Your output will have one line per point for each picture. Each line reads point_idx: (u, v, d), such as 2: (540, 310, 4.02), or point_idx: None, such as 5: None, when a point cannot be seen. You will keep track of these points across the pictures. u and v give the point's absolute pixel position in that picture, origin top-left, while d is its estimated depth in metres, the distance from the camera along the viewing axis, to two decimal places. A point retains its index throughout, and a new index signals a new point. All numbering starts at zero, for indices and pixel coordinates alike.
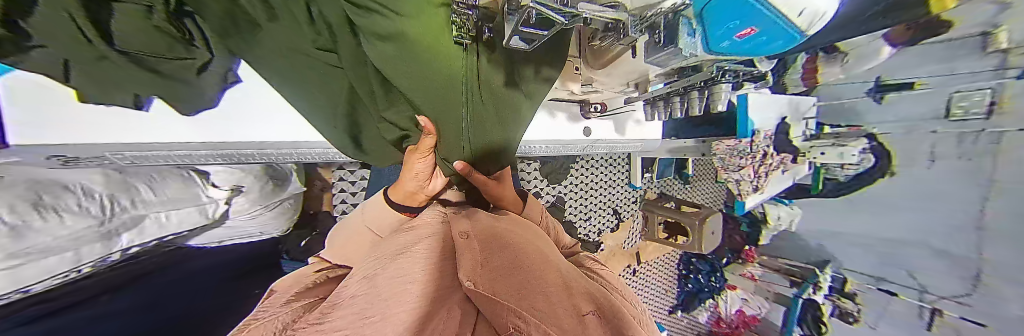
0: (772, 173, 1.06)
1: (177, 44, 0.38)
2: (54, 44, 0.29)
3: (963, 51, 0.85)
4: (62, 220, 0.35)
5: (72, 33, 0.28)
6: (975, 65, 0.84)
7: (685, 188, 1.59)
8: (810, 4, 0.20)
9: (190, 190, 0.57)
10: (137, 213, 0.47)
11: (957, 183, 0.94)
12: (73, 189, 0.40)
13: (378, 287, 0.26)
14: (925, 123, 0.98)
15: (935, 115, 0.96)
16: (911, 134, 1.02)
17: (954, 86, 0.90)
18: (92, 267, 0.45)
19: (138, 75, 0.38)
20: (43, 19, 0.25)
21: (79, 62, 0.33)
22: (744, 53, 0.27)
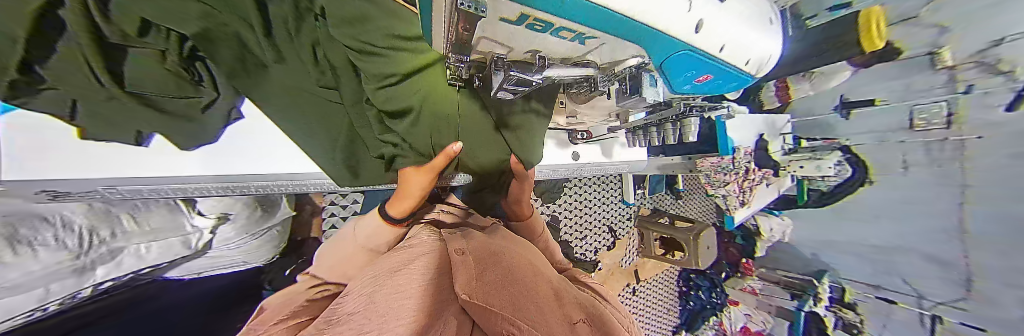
0: (756, 188, 1.10)
1: (187, 85, 0.41)
2: (63, 86, 0.33)
3: (916, 69, 0.91)
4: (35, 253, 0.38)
5: (85, 75, 0.33)
6: (928, 80, 0.89)
7: (677, 203, 1.62)
8: (752, 56, 0.23)
9: (176, 220, 0.57)
10: (115, 246, 0.48)
11: (933, 189, 0.94)
12: (54, 221, 0.42)
13: (377, 303, 0.27)
14: (893, 134, 1.00)
15: (900, 126, 0.98)
16: (883, 144, 1.03)
17: (910, 101, 0.94)
18: (58, 304, 0.46)
19: (144, 112, 0.41)
20: (58, 63, 0.30)
21: (83, 97, 0.36)
22: (705, 92, 0.31)
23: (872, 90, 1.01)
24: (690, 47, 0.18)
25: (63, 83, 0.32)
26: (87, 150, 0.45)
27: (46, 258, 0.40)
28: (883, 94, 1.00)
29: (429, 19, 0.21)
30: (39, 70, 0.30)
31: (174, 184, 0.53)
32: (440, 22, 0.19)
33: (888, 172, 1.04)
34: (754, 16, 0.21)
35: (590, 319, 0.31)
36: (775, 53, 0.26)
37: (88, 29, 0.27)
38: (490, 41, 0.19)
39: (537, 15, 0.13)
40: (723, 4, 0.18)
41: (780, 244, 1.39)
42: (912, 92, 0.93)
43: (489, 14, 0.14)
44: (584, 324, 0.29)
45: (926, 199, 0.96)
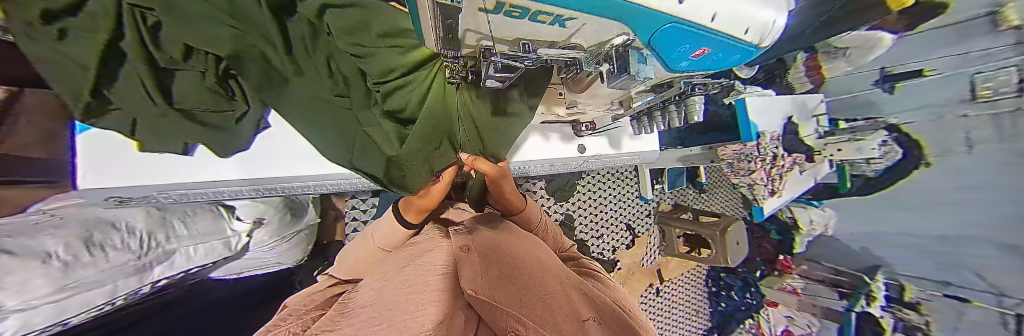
0: (786, 175, 1.02)
1: (222, 101, 0.46)
2: (120, 95, 0.39)
3: (971, 33, 0.74)
4: (104, 255, 0.39)
5: (142, 95, 0.39)
6: (989, 44, 0.73)
7: (700, 197, 1.53)
8: (752, 23, 0.22)
9: (218, 225, 0.62)
10: (169, 248, 0.51)
11: (1006, 166, 0.77)
12: (119, 226, 0.45)
13: (384, 298, 0.29)
14: (952, 108, 0.84)
15: (960, 98, 0.82)
16: (940, 123, 0.87)
17: (972, 67, 0.78)
18: (126, 299, 0.48)
19: (188, 127, 0.46)
20: (122, 86, 0.38)
21: (140, 114, 0.42)
22: (710, 68, 0.29)
23: (921, 59, 0.85)
24: (676, 19, 0.18)
25: (122, 99, 0.40)
26: (135, 160, 0.55)
27: (116, 257, 0.41)
28: (935, 63, 0.84)
29: (418, 19, 0.22)
30: (106, 92, 0.38)
31: (217, 185, 0.60)
32: (426, 22, 0.21)
33: (949, 154, 0.87)
34: None
35: (601, 320, 0.29)
36: (779, 21, 0.25)
37: (142, 55, 0.34)
38: (475, 33, 0.20)
39: (507, 2, 0.14)
40: None
41: (821, 239, 1.24)
42: (974, 58, 0.77)
43: (465, 5, 0.15)
44: (592, 320, 0.28)
45: (994, 181, 0.80)
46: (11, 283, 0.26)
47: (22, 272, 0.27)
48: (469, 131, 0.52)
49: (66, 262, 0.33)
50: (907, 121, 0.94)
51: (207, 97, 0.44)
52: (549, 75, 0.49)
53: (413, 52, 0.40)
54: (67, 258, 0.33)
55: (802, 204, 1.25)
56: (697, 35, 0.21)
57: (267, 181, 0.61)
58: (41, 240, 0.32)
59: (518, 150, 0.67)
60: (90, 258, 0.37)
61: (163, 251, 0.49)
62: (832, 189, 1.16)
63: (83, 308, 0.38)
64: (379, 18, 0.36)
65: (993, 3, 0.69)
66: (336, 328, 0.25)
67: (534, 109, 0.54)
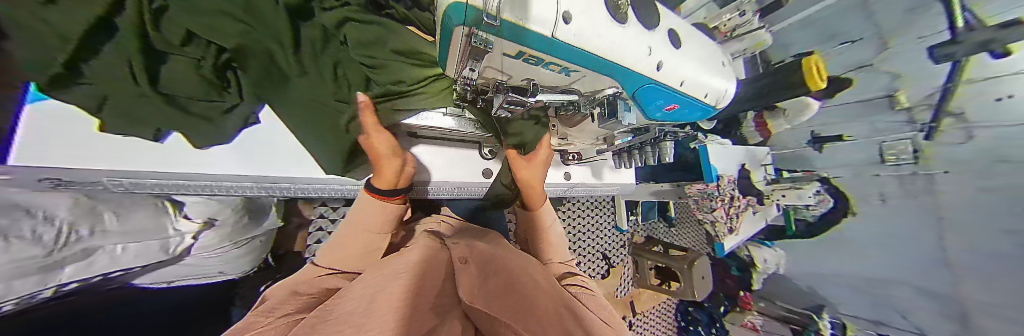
0: (743, 214, 1.16)
1: (216, 92, 0.43)
2: (97, 70, 0.33)
3: (877, 110, 0.98)
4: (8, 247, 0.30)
5: (124, 71, 0.34)
6: (890, 120, 0.97)
7: (670, 231, 1.64)
8: (710, 89, 0.28)
9: (160, 221, 0.54)
10: (90, 245, 0.42)
11: (913, 219, 0.96)
12: (35, 212, 0.36)
13: (364, 296, 0.27)
14: (871, 167, 1.05)
15: (873, 160, 1.04)
16: (861, 177, 1.08)
17: (879, 137, 1.01)
18: (17, 305, 0.38)
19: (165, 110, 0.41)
20: (101, 64, 0.33)
21: (114, 89, 0.37)
22: (676, 120, 0.34)
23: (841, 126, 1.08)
24: (652, 79, 0.23)
25: (99, 71, 0.33)
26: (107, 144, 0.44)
27: (21, 252, 0.32)
28: (851, 130, 1.06)
29: (444, 52, 0.25)
30: (84, 67, 0.32)
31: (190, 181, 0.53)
32: (452, 55, 0.24)
33: (868, 204, 1.07)
34: (702, 62, 0.27)
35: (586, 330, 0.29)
36: (729, 90, 0.31)
37: (137, 35, 0.31)
38: (494, 70, 0.23)
39: (527, 53, 0.18)
40: (676, 50, 0.24)
41: (776, 277, 1.36)
42: (880, 129, 1.00)
43: (493, 50, 0.19)
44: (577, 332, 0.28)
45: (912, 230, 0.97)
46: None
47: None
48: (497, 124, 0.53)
49: None
50: (836, 176, 1.14)
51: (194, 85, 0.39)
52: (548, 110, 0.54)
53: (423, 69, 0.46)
54: None
55: (757, 243, 1.40)
56: (667, 93, 0.26)
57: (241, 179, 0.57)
58: None
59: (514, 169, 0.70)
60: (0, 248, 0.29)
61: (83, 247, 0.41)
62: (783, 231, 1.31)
63: None
64: (394, 37, 0.43)
65: (888, 88, 0.94)
66: (322, 326, 0.22)
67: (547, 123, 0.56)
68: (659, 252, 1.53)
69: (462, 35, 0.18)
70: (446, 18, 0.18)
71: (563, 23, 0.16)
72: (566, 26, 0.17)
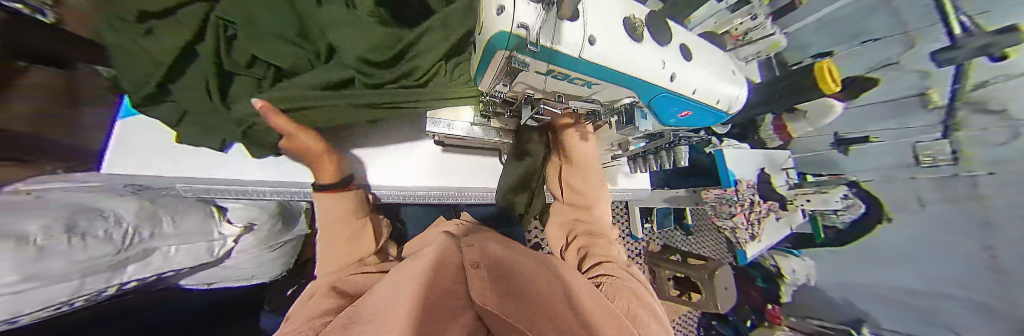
0: (764, 220, 1.14)
1: (270, 105, 0.47)
2: (179, 86, 0.41)
3: (910, 109, 0.92)
4: (83, 245, 0.33)
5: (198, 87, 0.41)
6: (924, 119, 0.92)
7: (687, 239, 1.59)
8: (722, 97, 0.30)
9: (206, 226, 0.56)
10: (149, 246, 0.44)
11: (964, 225, 0.91)
12: (107, 215, 0.39)
13: (381, 302, 0.29)
14: (903, 170, 1.02)
15: (906, 163, 1.00)
16: (894, 181, 1.04)
17: (913, 137, 0.96)
18: (86, 301, 0.41)
19: (230, 120, 0.46)
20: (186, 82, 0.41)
21: (193, 107, 0.44)
22: (690, 125, 0.36)
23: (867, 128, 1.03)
24: (668, 89, 0.25)
25: (181, 90, 0.41)
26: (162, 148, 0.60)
27: (95, 250, 0.35)
28: (879, 132, 1.01)
29: (480, 73, 0.28)
30: (174, 85, 0.41)
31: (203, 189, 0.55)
32: (489, 75, 0.27)
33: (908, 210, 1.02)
34: (714, 72, 0.29)
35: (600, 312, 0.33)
36: (741, 96, 0.32)
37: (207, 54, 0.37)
38: (525, 86, 0.26)
39: (557, 71, 0.21)
40: (689, 63, 0.26)
41: (807, 288, 1.29)
42: (913, 131, 0.95)
43: (527, 69, 0.22)
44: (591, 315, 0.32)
45: (967, 237, 0.90)
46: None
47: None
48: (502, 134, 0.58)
49: (43, 248, 0.28)
50: (867, 179, 1.10)
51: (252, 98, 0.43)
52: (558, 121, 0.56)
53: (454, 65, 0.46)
54: (44, 243, 0.29)
55: (783, 252, 1.36)
56: (682, 101, 0.28)
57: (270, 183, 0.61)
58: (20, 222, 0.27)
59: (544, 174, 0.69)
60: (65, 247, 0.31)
61: (143, 248, 0.44)
62: (813, 239, 1.25)
63: (41, 306, 0.33)
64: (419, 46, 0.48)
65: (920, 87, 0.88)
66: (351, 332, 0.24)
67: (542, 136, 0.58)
68: (677, 261, 1.48)
69: (504, 59, 0.21)
70: (489, 46, 0.21)
71: (589, 44, 0.19)
72: (592, 47, 0.20)
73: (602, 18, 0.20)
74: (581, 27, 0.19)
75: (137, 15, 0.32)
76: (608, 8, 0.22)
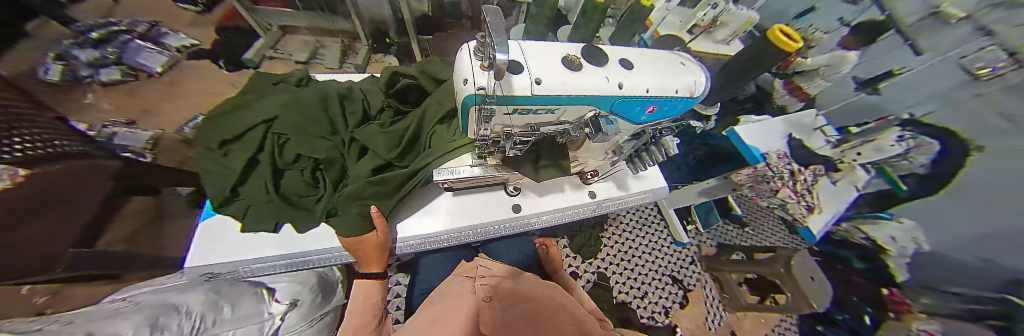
0: (815, 187, 1.07)
1: (311, 187, 0.52)
2: (243, 189, 0.49)
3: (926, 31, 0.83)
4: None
5: (259, 186, 0.49)
6: (950, 35, 0.79)
7: (744, 233, 1.51)
8: (678, 87, 0.33)
9: (257, 307, 0.62)
10: (210, 333, 0.49)
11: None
12: (179, 310, 0.48)
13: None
14: (964, 91, 0.78)
15: (966, 79, 0.77)
16: (954, 105, 0.80)
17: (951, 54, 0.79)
18: None
19: (275, 204, 0.48)
20: (249, 185, 0.50)
21: (253, 203, 0.48)
22: (666, 116, 0.38)
23: (885, 64, 0.95)
24: (622, 95, 0.29)
25: (245, 191, 0.49)
26: (237, 237, 0.48)
27: None
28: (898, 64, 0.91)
29: (465, 127, 0.34)
30: (240, 189, 0.49)
31: (239, 268, 0.48)
32: (474, 127, 0.32)
33: (994, 130, 0.73)
34: (662, 70, 0.33)
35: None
36: (698, 80, 0.34)
37: (269, 158, 0.51)
38: (504, 126, 0.32)
39: (520, 108, 0.27)
40: (631, 70, 0.30)
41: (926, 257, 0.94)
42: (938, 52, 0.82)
43: (498, 113, 0.28)
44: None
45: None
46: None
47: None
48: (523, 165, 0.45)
49: None
50: (928, 112, 0.86)
51: (303, 186, 0.51)
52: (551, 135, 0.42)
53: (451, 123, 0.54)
54: None
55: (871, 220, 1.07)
56: (644, 100, 0.31)
57: (307, 254, 0.49)
58: (117, 327, 0.37)
59: (546, 191, 0.65)
60: None
61: None
62: (897, 196, 0.98)
63: None
64: (421, 111, 0.55)
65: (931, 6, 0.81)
66: None
67: (563, 145, 0.45)
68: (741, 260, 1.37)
69: (478, 111, 0.27)
70: (464, 106, 0.28)
71: (537, 84, 0.25)
72: (539, 85, 0.25)
73: (542, 64, 0.27)
74: (527, 74, 0.25)
75: (222, 140, 0.52)
76: (548, 56, 0.28)
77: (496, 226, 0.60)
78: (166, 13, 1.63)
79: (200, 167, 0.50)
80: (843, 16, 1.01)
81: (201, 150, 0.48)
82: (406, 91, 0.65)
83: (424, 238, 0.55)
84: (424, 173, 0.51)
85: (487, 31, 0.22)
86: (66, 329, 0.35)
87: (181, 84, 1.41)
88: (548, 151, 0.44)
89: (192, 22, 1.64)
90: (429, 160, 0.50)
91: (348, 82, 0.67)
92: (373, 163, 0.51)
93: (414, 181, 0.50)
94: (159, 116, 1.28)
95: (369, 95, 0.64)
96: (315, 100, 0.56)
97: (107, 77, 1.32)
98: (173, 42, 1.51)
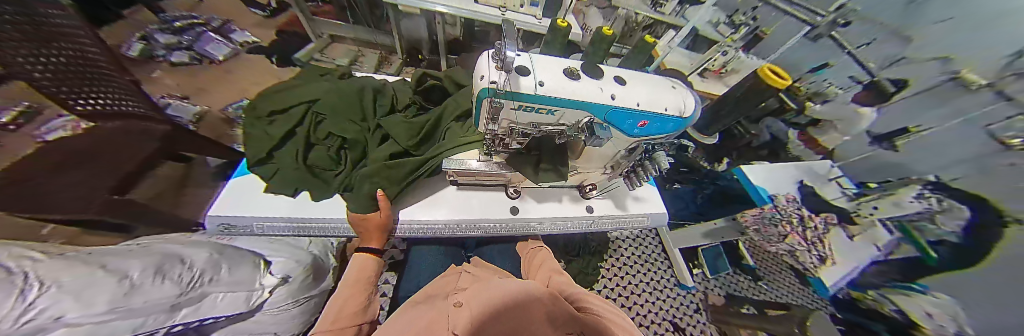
0: (826, 237, 1.07)
1: (333, 163, 0.58)
2: (277, 154, 0.56)
3: (950, 92, 0.77)
4: (159, 284, 0.43)
5: (290, 153, 0.56)
6: (975, 102, 0.73)
7: (758, 286, 1.41)
8: (666, 105, 0.37)
9: (254, 275, 0.61)
10: (203, 290, 0.49)
11: None
12: (185, 263, 0.51)
13: None
14: (994, 158, 0.71)
15: (992, 148, 0.71)
16: (987, 174, 0.73)
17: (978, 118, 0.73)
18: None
19: (300, 170, 0.54)
20: (283, 151, 0.56)
21: (281, 167, 0.54)
22: (659, 133, 0.41)
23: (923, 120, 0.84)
24: (613, 105, 0.33)
25: (278, 156, 0.56)
26: (257, 198, 0.52)
27: (163, 289, 0.43)
28: (918, 120, 0.86)
29: (477, 119, 0.39)
30: (275, 153, 0.56)
31: (253, 225, 0.50)
32: (484, 119, 0.37)
33: None
34: (651, 90, 0.37)
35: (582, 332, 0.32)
36: (686, 102, 0.38)
37: (304, 132, 0.58)
38: (509, 122, 0.36)
39: (524, 105, 0.32)
40: (622, 86, 0.35)
41: None
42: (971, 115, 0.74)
43: (505, 106, 0.32)
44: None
45: None
46: (79, 297, 0.31)
47: (94, 287, 0.34)
48: (528, 165, 0.47)
49: (133, 283, 0.39)
50: (953, 177, 0.81)
51: (326, 160, 0.57)
52: (559, 138, 0.45)
53: (467, 123, 0.59)
54: (135, 282, 0.40)
55: (900, 291, 0.93)
56: (630, 114, 0.35)
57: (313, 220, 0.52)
58: (125, 269, 0.41)
59: (545, 199, 0.67)
60: (145, 282, 0.41)
61: (198, 294, 0.48)
62: (925, 266, 0.87)
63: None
64: (443, 110, 0.62)
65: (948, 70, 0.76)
66: None
67: (574, 148, 0.48)
68: (753, 314, 1.25)
69: (489, 103, 0.32)
70: (477, 98, 0.33)
71: (540, 85, 0.30)
72: (541, 87, 0.30)
73: (547, 71, 0.32)
74: (532, 77, 0.31)
75: (271, 112, 0.61)
76: (553, 66, 0.33)
77: (499, 227, 0.61)
78: (238, 14, 1.90)
79: (245, 130, 0.58)
80: (853, 76, 1.00)
81: (251, 116, 0.57)
82: (430, 91, 0.72)
83: (424, 225, 0.57)
84: (434, 161, 0.54)
85: (505, 41, 0.28)
86: (85, 261, 0.39)
87: (235, 72, 1.59)
88: (553, 154, 0.46)
89: (259, 22, 1.88)
90: (441, 150, 0.54)
91: (383, 80, 0.75)
92: (392, 148, 0.56)
93: (424, 168, 0.54)
94: (210, 96, 1.44)
95: (399, 92, 0.72)
96: (352, 90, 0.64)
97: (178, 59, 1.53)
98: (238, 37, 1.74)
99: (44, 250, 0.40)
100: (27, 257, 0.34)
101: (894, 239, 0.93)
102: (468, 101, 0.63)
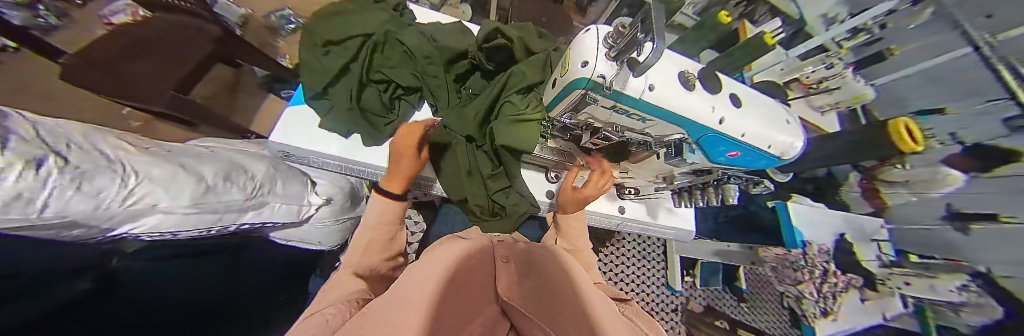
0: (840, 296, 1.04)
1: (384, 108, 0.59)
2: (333, 89, 0.58)
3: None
4: (230, 187, 0.50)
5: (346, 92, 0.57)
6: None
7: (740, 308, 1.45)
8: (770, 142, 0.33)
9: (302, 192, 0.66)
10: (265, 198, 0.57)
11: None
12: (249, 169, 0.57)
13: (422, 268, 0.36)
14: None
15: None
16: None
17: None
18: (219, 231, 0.52)
19: (353, 111, 0.56)
20: (337, 88, 0.58)
21: (336, 103, 0.56)
22: (743, 165, 0.38)
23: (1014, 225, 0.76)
24: (713, 130, 0.31)
25: (334, 91, 0.58)
26: (310, 129, 0.54)
27: (232, 194, 0.50)
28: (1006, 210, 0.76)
29: (555, 102, 0.37)
30: (331, 88, 0.58)
31: (310, 156, 0.55)
32: (564, 102, 0.35)
33: None
34: (764, 120, 0.33)
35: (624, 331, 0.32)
36: (796, 143, 0.34)
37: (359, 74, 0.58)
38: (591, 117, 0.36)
39: (618, 105, 0.31)
40: (737, 109, 0.31)
41: None
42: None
43: (597, 103, 0.31)
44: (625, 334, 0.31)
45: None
46: (168, 190, 0.39)
47: (178, 182, 0.40)
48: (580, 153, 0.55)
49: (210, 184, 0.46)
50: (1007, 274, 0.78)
51: (377, 104, 0.58)
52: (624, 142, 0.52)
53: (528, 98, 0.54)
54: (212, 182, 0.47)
55: None
56: (729, 142, 0.33)
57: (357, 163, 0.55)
58: (205, 167, 0.48)
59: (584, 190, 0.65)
60: (219, 184, 0.47)
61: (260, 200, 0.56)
62: None
63: (193, 227, 0.46)
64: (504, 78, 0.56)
65: None
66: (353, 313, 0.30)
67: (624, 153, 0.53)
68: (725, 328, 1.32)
69: (581, 94, 0.30)
70: (569, 84, 0.31)
71: (649, 90, 0.28)
72: (651, 92, 0.28)
73: (663, 72, 0.29)
74: (644, 79, 0.28)
75: (329, 43, 0.60)
76: (667, 68, 0.30)
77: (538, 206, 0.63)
78: None
79: (304, 57, 0.59)
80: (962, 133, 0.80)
81: (310, 47, 0.57)
82: (496, 51, 0.62)
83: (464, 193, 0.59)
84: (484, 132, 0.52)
85: (639, 23, 0.23)
86: (173, 157, 0.45)
87: None
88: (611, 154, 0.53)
89: None
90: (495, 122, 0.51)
91: (441, 25, 0.68)
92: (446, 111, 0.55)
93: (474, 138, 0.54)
94: None
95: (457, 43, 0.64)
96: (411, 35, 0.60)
97: None
98: None
99: (133, 142, 0.44)
100: (120, 148, 0.38)
101: (903, 311, 0.98)
102: (534, 73, 0.56)
